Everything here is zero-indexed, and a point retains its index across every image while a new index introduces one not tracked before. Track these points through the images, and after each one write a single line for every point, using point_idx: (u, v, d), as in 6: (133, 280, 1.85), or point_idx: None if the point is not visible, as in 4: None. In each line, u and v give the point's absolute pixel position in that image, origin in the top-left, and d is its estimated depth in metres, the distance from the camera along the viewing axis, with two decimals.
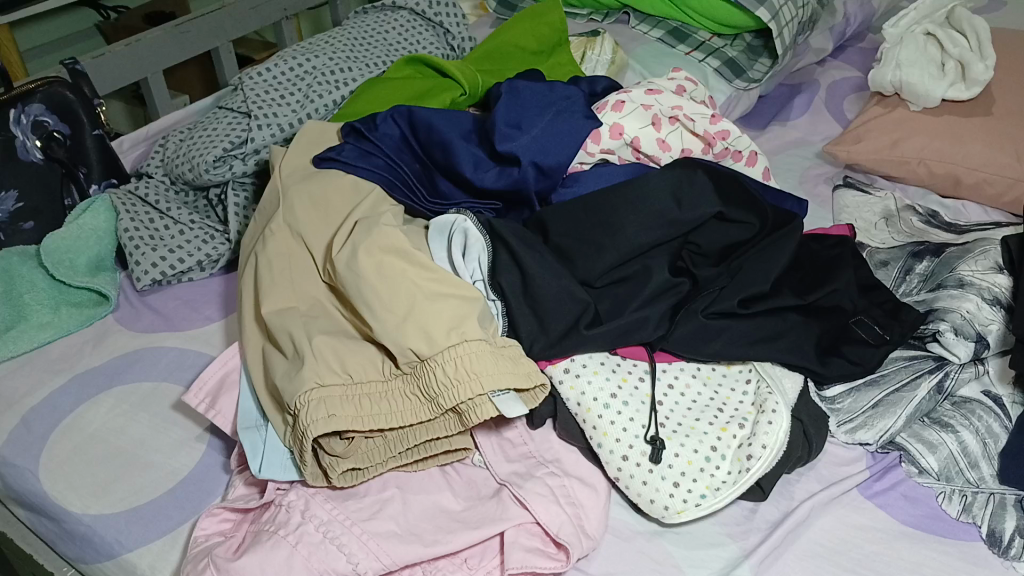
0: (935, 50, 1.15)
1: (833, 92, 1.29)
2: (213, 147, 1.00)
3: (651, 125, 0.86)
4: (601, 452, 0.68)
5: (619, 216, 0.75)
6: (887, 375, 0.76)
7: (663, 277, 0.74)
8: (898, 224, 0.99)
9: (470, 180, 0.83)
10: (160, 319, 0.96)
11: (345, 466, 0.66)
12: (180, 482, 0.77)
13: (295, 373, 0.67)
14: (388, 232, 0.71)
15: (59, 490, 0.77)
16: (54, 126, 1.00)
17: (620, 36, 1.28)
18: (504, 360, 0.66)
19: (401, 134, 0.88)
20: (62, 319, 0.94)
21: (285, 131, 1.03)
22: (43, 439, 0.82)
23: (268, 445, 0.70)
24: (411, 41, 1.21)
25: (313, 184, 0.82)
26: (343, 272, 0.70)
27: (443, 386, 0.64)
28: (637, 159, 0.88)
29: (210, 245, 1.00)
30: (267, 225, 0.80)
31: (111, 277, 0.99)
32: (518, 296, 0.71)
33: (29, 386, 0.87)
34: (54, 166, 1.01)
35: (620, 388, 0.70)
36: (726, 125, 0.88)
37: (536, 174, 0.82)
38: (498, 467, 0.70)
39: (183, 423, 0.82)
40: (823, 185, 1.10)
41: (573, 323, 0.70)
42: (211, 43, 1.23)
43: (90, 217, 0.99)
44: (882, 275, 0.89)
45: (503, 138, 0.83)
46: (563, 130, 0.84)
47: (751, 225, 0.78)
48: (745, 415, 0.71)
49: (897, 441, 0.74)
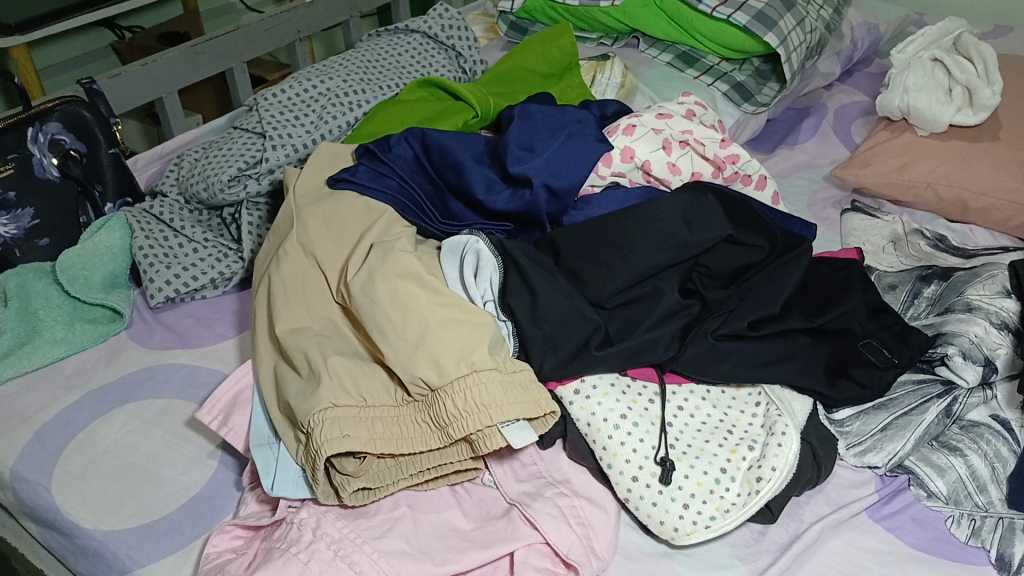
0: (942, 75, 1.15)
1: (841, 116, 1.30)
2: (228, 166, 1.02)
3: (662, 149, 0.87)
4: (611, 473, 0.68)
5: (630, 239, 0.76)
6: (896, 399, 0.76)
7: (672, 299, 0.74)
8: (906, 249, 1.00)
9: (482, 202, 0.84)
10: (174, 336, 0.97)
11: (357, 486, 0.67)
12: (192, 499, 0.78)
13: (309, 393, 0.68)
14: (403, 259, 0.72)
15: (71, 504, 0.78)
16: (71, 144, 1.02)
17: (630, 60, 1.30)
18: (514, 388, 0.66)
19: (414, 155, 0.89)
20: (76, 335, 0.95)
21: (299, 152, 1.04)
22: (55, 454, 0.83)
23: (280, 463, 0.71)
24: (424, 64, 1.22)
25: (327, 206, 0.83)
26: (358, 296, 0.71)
27: (452, 416, 0.65)
28: (648, 182, 0.89)
29: (224, 263, 1.02)
30: (280, 247, 0.81)
31: (125, 294, 1.00)
32: (529, 317, 0.71)
33: (44, 402, 0.88)
34: (70, 183, 1.03)
35: (630, 409, 0.71)
36: (735, 149, 0.89)
37: (548, 196, 0.83)
38: (508, 487, 0.71)
39: (196, 440, 0.83)
40: (831, 209, 1.10)
41: (584, 343, 0.71)
42: (225, 64, 1.25)
43: (105, 234, 1.01)
44: (890, 297, 0.90)
45: (514, 160, 0.84)
46: (574, 153, 0.85)
47: (761, 247, 0.78)
48: (754, 436, 0.71)
49: (905, 464, 0.74)
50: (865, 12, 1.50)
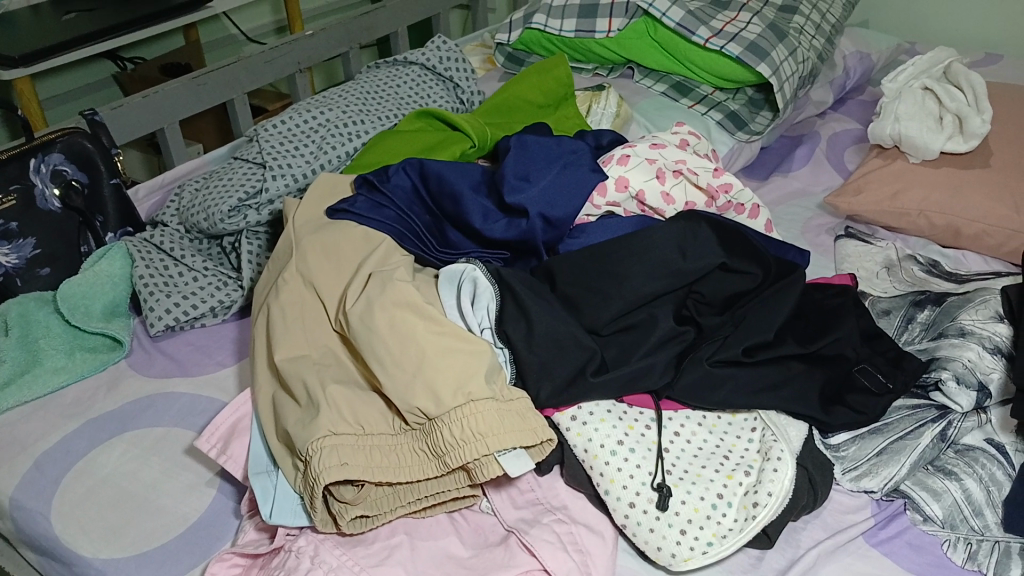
0: (933, 104, 1.17)
1: (834, 144, 1.32)
2: (228, 196, 1.03)
3: (655, 178, 0.88)
4: (608, 499, 0.69)
5: (625, 266, 0.76)
6: (891, 424, 0.77)
7: (667, 326, 0.74)
8: (899, 274, 1.01)
9: (480, 230, 0.85)
10: (173, 364, 0.98)
11: (354, 513, 0.67)
12: (190, 527, 0.79)
13: (308, 421, 0.69)
14: (401, 288, 0.73)
15: (70, 532, 0.79)
16: (73, 175, 1.03)
17: (625, 90, 1.32)
18: (512, 416, 0.67)
19: (412, 185, 0.90)
20: (76, 364, 0.96)
21: (298, 182, 1.06)
22: (55, 482, 0.84)
23: (279, 491, 0.72)
24: (422, 95, 1.24)
25: (325, 235, 0.84)
26: (356, 325, 0.72)
27: (449, 444, 0.65)
28: (642, 212, 0.90)
29: (223, 292, 1.02)
30: (280, 275, 0.82)
31: (125, 322, 1.01)
32: (525, 344, 0.71)
33: (43, 430, 0.89)
34: (72, 214, 1.04)
35: (627, 435, 0.71)
36: (728, 177, 0.90)
37: (544, 225, 0.84)
38: (506, 514, 0.71)
39: (195, 468, 0.84)
40: (825, 235, 1.11)
41: (580, 371, 0.71)
42: (226, 95, 1.26)
43: (106, 264, 1.02)
44: (884, 323, 0.91)
45: (511, 190, 0.85)
46: (570, 183, 0.86)
47: (753, 274, 0.78)
48: (751, 462, 0.71)
49: (901, 489, 0.74)
50: (857, 42, 1.53)
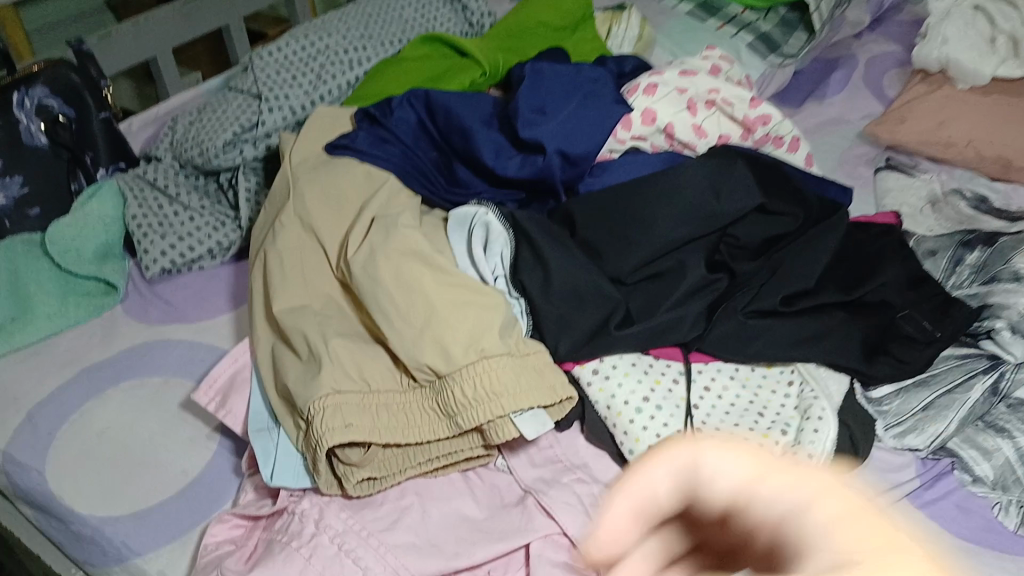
0: (983, 24, 1.09)
1: (873, 69, 1.22)
2: (222, 130, 0.97)
3: (686, 109, 0.81)
4: (633, 459, 0.64)
5: (651, 210, 0.69)
6: (938, 375, 0.71)
7: (697, 276, 0.67)
8: (945, 211, 0.93)
9: (492, 168, 0.78)
10: (170, 308, 0.93)
11: (361, 476, 0.63)
12: (190, 485, 0.75)
13: (310, 377, 0.64)
14: (408, 236, 0.67)
15: (65, 489, 0.76)
16: (59, 109, 0.96)
17: (647, 10, 1.23)
18: (528, 373, 0.62)
19: (418, 118, 0.84)
20: (69, 310, 0.91)
21: (297, 115, 0.99)
22: (49, 437, 0.80)
23: (280, 450, 0.67)
24: (428, 17, 1.16)
25: (326, 174, 0.78)
26: (357, 275, 0.66)
27: (461, 405, 0.60)
28: (671, 147, 0.83)
29: (221, 233, 0.97)
30: (277, 217, 0.76)
31: (119, 266, 0.96)
32: (542, 294, 0.66)
33: (37, 380, 0.85)
34: (60, 151, 0.98)
35: (653, 391, 0.66)
36: (766, 108, 0.82)
37: (562, 162, 0.77)
38: (523, 473, 0.67)
39: (193, 422, 0.80)
40: (863, 167, 1.03)
41: (603, 323, 0.66)
42: (221, 21, 1.19)
43: (96, 204, 0.95)
44: (930, 264, 0.84)
45: (526, 124, 0.78)
46: (594, 116, 0.79)
47: (790, 217, 0.71)
48: (788, 419, 0.66)
49: (948, 447, 0.69)
50: None
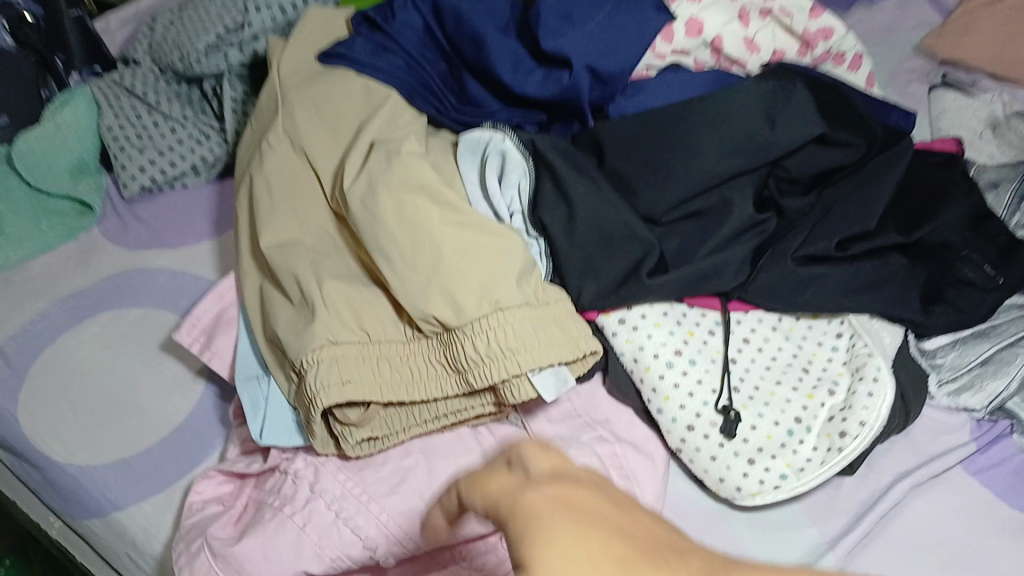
0: None
1: None
2: (204, 31, 0.86)
3: (737, 20, 0.71)
4: (661, 419, 0.58)
5: (694, 135, 0.60)
6: (999, 327, 0.65)
7: (746, 212, 0.60)
8: (1008, 136, 0.84)
9: (509, 85, 0.69)
10: (150, 231, 0.85)
11: (361, 436, 0.57)
12: (175, 431, 0.69)
13: (302, 326, 0.56)
14: (414, 165, 0.59)
15: (38, 432, 0.69)
16: (25, 6, 0.87)
17: None
18: (549, 327, 0.54)
19: (424, 24, 0.73)
20: (42, 232, 0.83)
21: (287, 13, 0.88)
22: (21, 374, 0.73)
23: (270, 403, 0.61)
24: None
25: (320, 88, 0.68)
26: (356, 211, 0.58)
27: (473, 361, 0.53)
28: (717, 63, 0.73)
29: (205, 147, 0.88)
30: (264, 135, 0.67)
31: (95, 182, 0.87)
32: (566, 235, 0.58)
33: (7, 310, 0.77)
34: (28, 53, 0.88)
35: (687, 344, 0.59)
36: (828, 20, 0.72)
37: (591, 80, 0.67)
38: (539, 430, 0.61)
39: (177, 361, 0.73)
40: (916, 84, 0.93)
41: (634, 267, 0.58)
42: None
43: (69, 112, 0.86)
44: (991, 198, 0.75)
45: (550, 33, 0.67)
46: (624, 27, 0.68)
47: (856, 147, 0.62)
48: (836, 378, 0.59)
49: (1007, 407, 0.62)
50: None
